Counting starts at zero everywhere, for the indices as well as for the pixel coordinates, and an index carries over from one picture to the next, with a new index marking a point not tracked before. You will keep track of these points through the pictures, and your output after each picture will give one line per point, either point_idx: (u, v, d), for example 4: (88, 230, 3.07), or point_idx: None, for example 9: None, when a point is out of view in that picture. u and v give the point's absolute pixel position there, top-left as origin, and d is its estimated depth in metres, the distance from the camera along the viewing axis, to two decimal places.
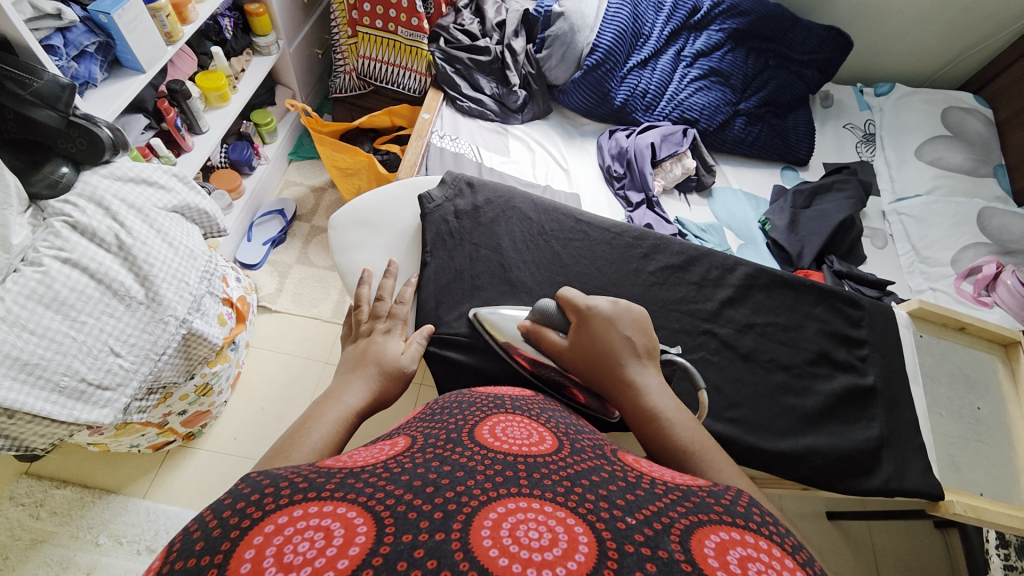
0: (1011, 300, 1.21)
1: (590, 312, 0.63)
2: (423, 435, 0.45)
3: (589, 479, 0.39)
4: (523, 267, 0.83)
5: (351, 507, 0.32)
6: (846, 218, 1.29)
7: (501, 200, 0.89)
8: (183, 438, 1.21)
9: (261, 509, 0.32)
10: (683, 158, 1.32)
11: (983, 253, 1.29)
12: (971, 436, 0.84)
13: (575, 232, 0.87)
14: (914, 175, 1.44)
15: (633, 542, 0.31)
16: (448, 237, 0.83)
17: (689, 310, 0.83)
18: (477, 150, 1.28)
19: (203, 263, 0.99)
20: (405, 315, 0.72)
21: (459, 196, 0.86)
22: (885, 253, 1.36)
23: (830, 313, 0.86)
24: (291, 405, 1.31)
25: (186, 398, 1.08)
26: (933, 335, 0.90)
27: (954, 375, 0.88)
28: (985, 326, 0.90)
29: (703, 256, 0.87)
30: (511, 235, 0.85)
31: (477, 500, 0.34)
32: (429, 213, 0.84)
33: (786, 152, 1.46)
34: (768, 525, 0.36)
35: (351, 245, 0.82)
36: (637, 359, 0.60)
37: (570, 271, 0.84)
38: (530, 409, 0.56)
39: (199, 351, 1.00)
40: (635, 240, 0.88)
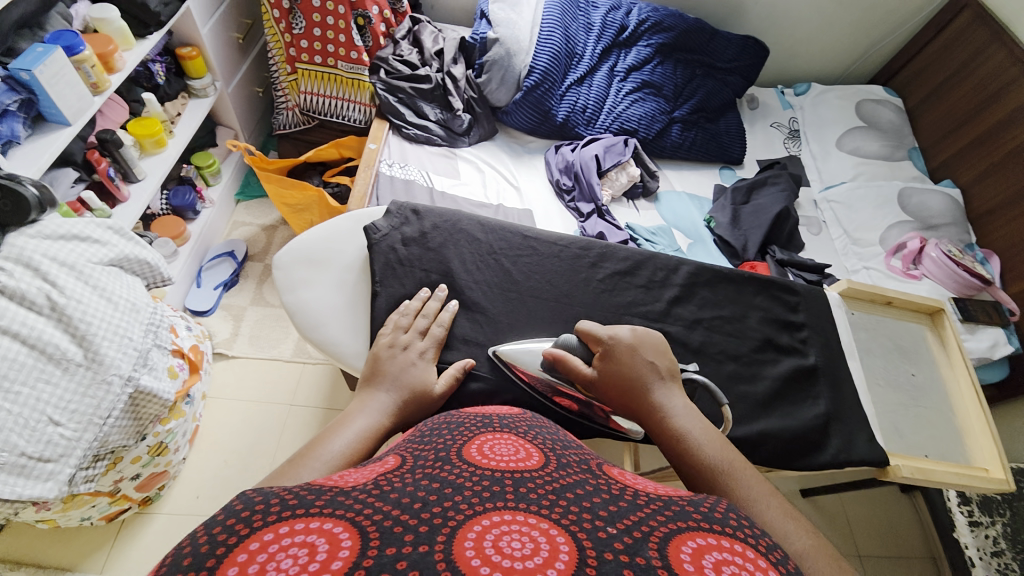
0: (936, 271, 1.31)
1: (614, 344, 0.67)
2: (412, 457, 0.45)
3: (574, 493, 0.39)
4: (475, 287, 0.83)
5: (337, 522, 0.32)
6: (782, 209, 1.39)
7: (448, 225, 0.89)
8: (139, 504, 1.12)
9: (250, 525, 0.31)
10: (626, 166, 1.38)
11: (907, 230, 1.40)
12: (911, 402, 0.89)
13: (524, 248, 0.88)
14: (837, 166, 1.56)
15: (613, 549, 0.32)
16: (397, 265, 0.83)
17: (640, 312, 0.85)
18: (427, 175, 1.28)
19: (147, 315, 0.95)
20: (438, 340, 0.74)
21: (408, 224, 0.86)
22: (821, 239, 1.46)
23: (770, 301, 0.91)
24: (259, 453, 1.26)
25: (140, 460, 1.02)
26: (864, 311, 0.96)
27: (888, 347, 0.94)
28: (911, 299, 0.96)
29: (648, 259, 0.90)
30: (460, 256, 0.86)
31: (463, 514, 0.34)
32: (375, 243, 0.83)
33: (720, 153, 1.56)
34: (744, 527, 0.38)
35: (299, 283, 0.81)
36: (661, 382, 0.65)
37: (522, 286, 0.85)
38: (519, 427, 0.56)
39: (149, 409, 0.95)
40: (584, 251, 0.89)
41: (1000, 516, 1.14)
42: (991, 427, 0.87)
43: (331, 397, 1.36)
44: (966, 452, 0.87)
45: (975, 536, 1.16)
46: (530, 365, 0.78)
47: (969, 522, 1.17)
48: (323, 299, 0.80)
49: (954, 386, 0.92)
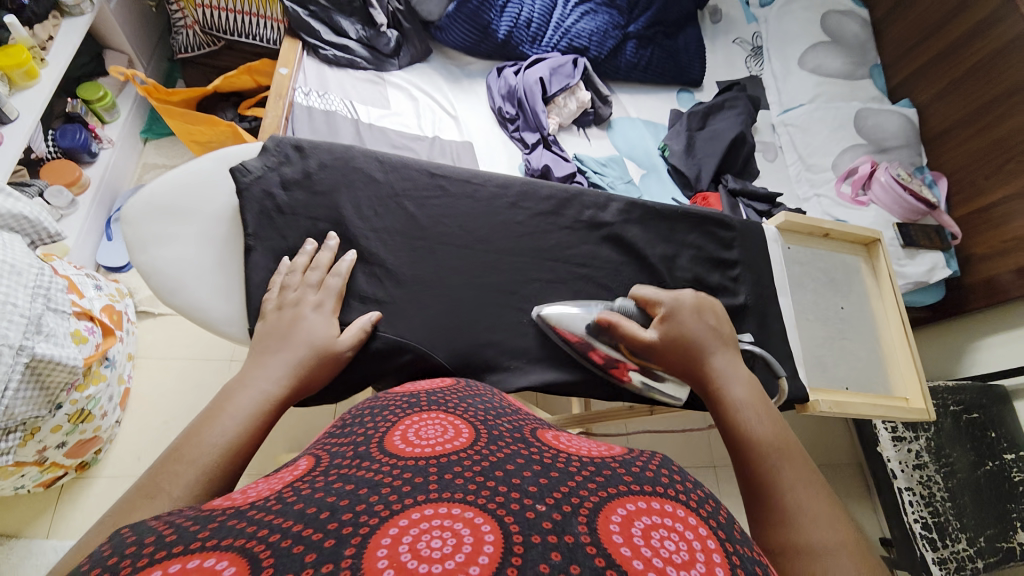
0: (884, 197, 1.30)
1: (677, 307, 0.60)
2: (328, 453, 0.40)
3: (505, 469, 0.36)
4: (373, 237, 0.63)
5: (222, 554, 0.27)
6: (737, 135, 1.33)
7: (339, 163, 0.64)
8: (76, 468, 1.08)
9: (110, 575, 0.26)
10: (576, 91, 1.26)
11: (860, 154, 1.37)
12: (836, 335, 0.79)
13: (431, 188, 0.66)
14: (798, 86, 1.48)
15: (540, 530, 0.30)
16: (277, 215, 0.61)
17: (565, 257, 0.69)
18: (352, 105, 1.13)
19: (32, 278, 0.83)
20: (337, 292, 0.59)
21: (288, 166, 0.62)
22: (776, 166, 1.43)
23: (703, 239, 0.72)
24: (200, 411, 1.22)
25: (61, 429, 0.95)
26: (799, 245, 0.81)
27: (820, 280, 0.82)
28: (853, 228, 0.79)
29: (575, 196, 0.70)
30: (354, 199, 0.64)
31: (378, 516, 0.30)
32: (244, 189, 0.60)
33: (679, 74, 1.45)
34: (676, 482, 0.38)
35: (152, 240, 0.60)
36: (718, 349, 0.58)
37: (431, 234, 0.65)
38: (450, 400, 0.52)
39: (56, 378, 0.87)
40: (501, 189, 0.69)
41: (925, 432, 1.11)
42: (915, 357, 0.80)
43: None
44: (887, 380, 0.81)
45: (897, 450, 1.10)
46: (437, 328, 0.63)
47: (892, 437, 1.11)
48: (182, 262, 0.60)
49: (883, 317, 0.83)
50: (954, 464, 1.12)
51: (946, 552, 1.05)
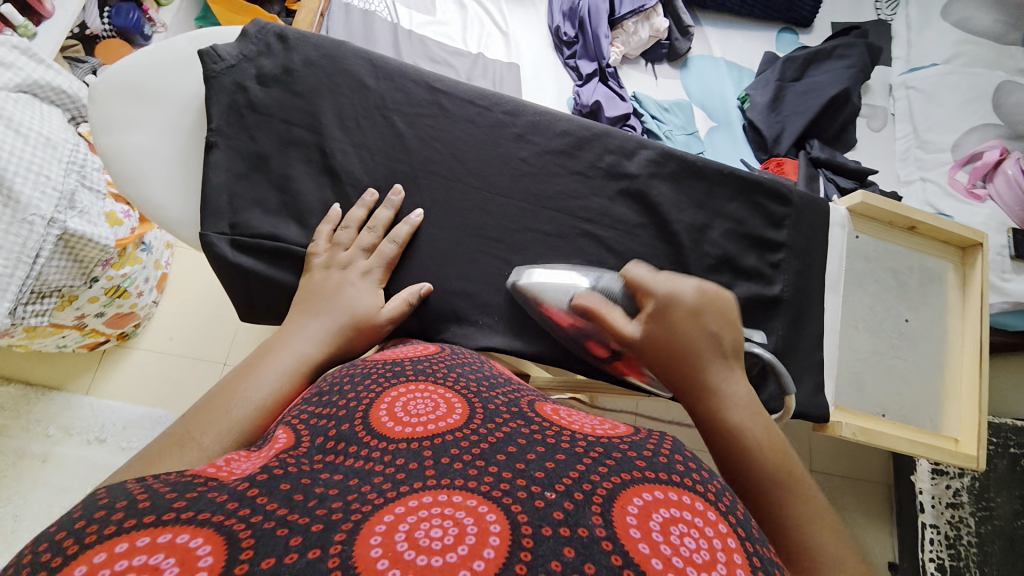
0: (1005, 192, 1.05)
1: (672, 304, 0.46)
2: (307, 429, 0.35)
3: (505, 451, 0.33)
4: (349, 155, 0.53)
5: (196, 532, 0.25)
6: (840, 91, 1.10)
7: (327, 62, 0.53)
8: (116, 338, 1.19)
9: (79, 542, 0.24)
10: (652, 16, 1.08)
11: (989, 137, 1.10)
12: (889, 353, 0.63)
13: (427, 105, 0.54)
14: (935, 40, 1.19)
15: (551, 522, 0.27)
16: (247, 111, 0.51)
17: (570, 208, 0.55)
18: (393, 8, 1.03)
19: (65, 153, 0.87)
20: (390, 261, 0.52)
21: (267, 57, 0.52)
22: (880, 138, 1.19)
23: (747, 211, 0.57)
24: (224, 307, 1.28)
25: (99, 300, 1.04)
26: (873, 237, 0.62)
27: (889, 283, 0.63)
28: (944, 224, 0.62)
29: (599, 135, 0.56)
30: (337, 107, 0.53)
31: (370, 504, 0.28)
32: (212, 77, 0.51)
33: (787, 8, 1.20)
34: (692, 470, 0.33)
35: (113, 126, 0.52)
36: (722, 361, 0.44)
37: (416, 160, 0.54)
38: (437, 370, 0.45)
39: (89, 253, 0.92)
40: (509, 117, 0.56)
41: (972, 469, 0.98)
42: (985, 400, 0.62)
43: None
44: (937, 417, 0.64)
45: (934, 484, 0.99)
46: (409, 272, 0.53)
47: (933, 470, 0.99)
48: (144, 151, 0.52)
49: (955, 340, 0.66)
50: (996, 509, 0.97)
51: None
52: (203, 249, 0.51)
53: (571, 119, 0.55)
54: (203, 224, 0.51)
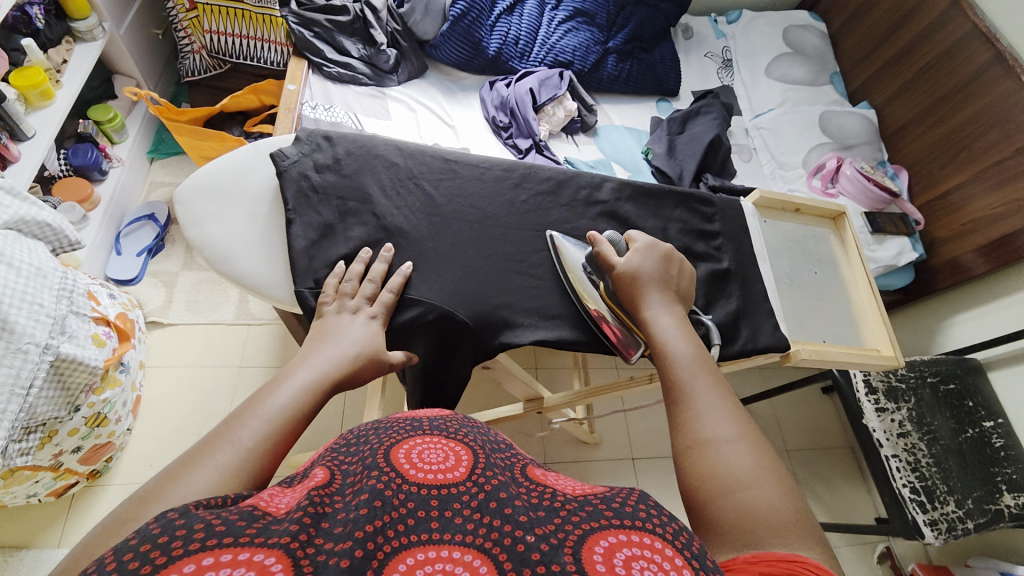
0: (850, 187, 1.41)
1: (642, 247, 0.61)
2: (341, 470, 0.40)
3: (497, 500, 0.39)
4: (397, 214, 0.63)
5: (268, 553, 0.30)
6: (714, 136, 1.42)
7: (363, 150, 0.64)
8: (87, 477, 1.09)
9: (168, 553, 0.29)
10: (563, 100, 1.36)
11: (827, 151, 1.48)
12: (811, 298, 0.80)
13: (444, 170, 0.66)
14: (766, 92, 1.61)
15: (530, 565, 0.33)
16: (313, 194, 0.61)
17: (566, 230, 0.68)
18: (356, 117, 1.20)
19: (56, 280, 0.88)
20: (390, 307, 0.57)
21: (320, 151, 0.62)
22: (751, 165, 1.53)
23: (688, 214, 0.75)
24: (210, 418, 1.23)
25: (78, 433, 0.97)
26: (775, 220, 0.83)
27: (795, 250, 0.82)
28: (816, 202, 0.84)
29: (571, 177, 0.71)
30: (378, 180, 0.63)
31: (391, 545, 0.33)
32: (283, 171, 0.60)
33: (657, 84, 1.57)
34: (655, 516, 0.38)
35: (201, 225, 0.60)
36: (671, 294, 0.59)
37: (446, 213, 0.64)
38: (451, 427, 0.49)
39: (77, 378, 0.90)
40: (506, 172, 0.69)
41: (904, 402, 1.19)
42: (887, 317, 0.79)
43: (279, 354, 1.33)
44: (857, 336, 0.80)
45: (881, 420, 1.16)
46: (464, 303, 0.61)
47: (876, 408, 1.17)
48: (234, 236, 0.60)
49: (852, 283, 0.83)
50: (936, 431, 1.18)
51: (936, 514, 1.09)
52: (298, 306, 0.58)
53: (553, 167, 0.70)
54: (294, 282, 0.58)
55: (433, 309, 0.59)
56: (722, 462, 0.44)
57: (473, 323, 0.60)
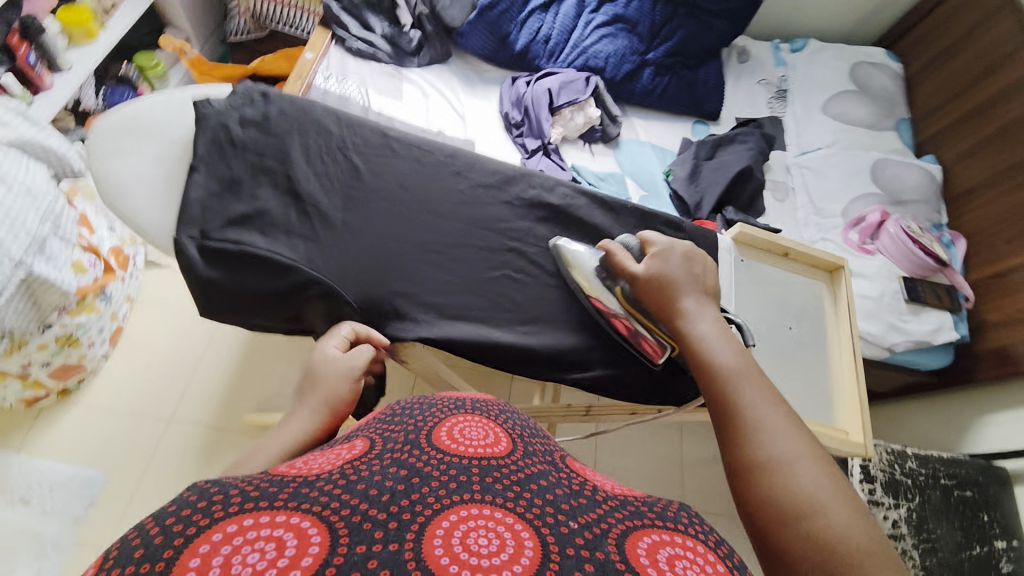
0: (892, 247, 1.24)
1: (667, 249, 0.60)
2: (380, 437, 0.41)
3: (539, 483, 0.38)
4: (312, 181, 0.59)
5: (304, 516, 0.30)
6: (744, 167, 1.31)
7: (298, 111, 0.61)
8: (58, 392, 1.15)
9: (210, 516, 0.30)
10: (585, 107, 1.30)
11: (872, 203, 1.32)
12: (778, 355, 0.72)
13: (382, 147, 0.63)
14: (816, 131, 1.46)
15: (574, 545, 0.31)
16: (227, 146, 0.58)
17: (500, 229, 0.64)
18: (365, 92, 1.19)
19: (46, 203, 0.90)
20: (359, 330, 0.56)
21: (248, 107, 0.60)
22: (785, 206, 1.39)
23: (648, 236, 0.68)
24: (179, 363, 1.25)
25: (47, 349, 1.02)
26: (756, 261, 0.75)
27: (771, 300, 0.74)
28: (810, 249, 0.75)
29: (522, 174, 0.67)
30: (303, 145, 0.60)
31: (430, 509, 0.33)
32: (203, 117, 0.58)
33: (694, 104, 1.47)
34: (694, 523, 0.37)
35: (110, 155, 0.59)
36: (699, 295, 0.57)
37: (370, 189, 0.61)
38: (491, 410, 0.49)
39: (49, 298, 0.94)
40: (449, 158, 0.65)
41: (906, 500, 1.05)
42: (862, 394, 0.70)
43: None
44: (830, 413, 0.71)
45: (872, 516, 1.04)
46: (364, 285, 0.57)
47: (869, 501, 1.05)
48: (134, 174, 0.58)
49: (834, 347, 0.75)
50: (936, 541, 1.04)
51: None
52: (174, 252, 0.55)
53: (502, 161, 0.66)
54: (177, 228, 0.55)
55: (320, 284, 0.56)
56: (792, 484, 0.40)
57: (360, 306, 0.57)
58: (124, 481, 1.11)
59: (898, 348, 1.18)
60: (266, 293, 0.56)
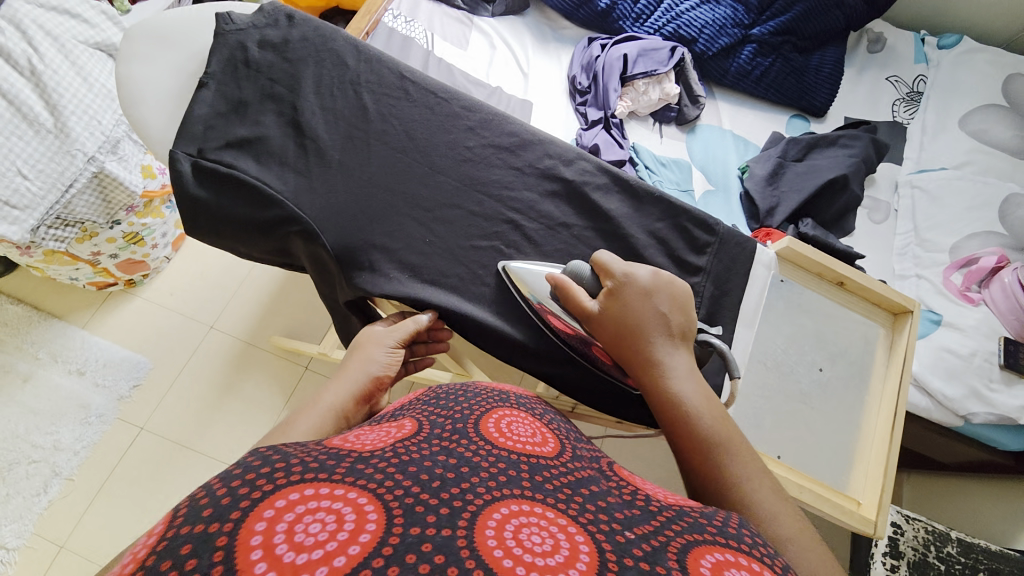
0: (1002, 301, 1.02)
1: (629, 283, 0.51)
2: (429, 421, 0.41)
3: (587, 489, 0.36)
4: (316, 115, 0.58)
5: (361, 492, 0.29)
6: (839, 176, 1.12)
7: (319, 40, 0.60)
8: (124, 283, 1.29)
9: (271, 482, 0.29)
10: (663, 81, 1.17)
11: (992, 244, 1.09)
12: (796, 396, 0.62)
13: (395, 89, 0.60)
14: (945, 147, 1.21)
15: (633, 555, 0.29)
16: (242, 66, 0.58)
17: (502, 196, 0.59)
18: (431, 37, 1.15)
19: None
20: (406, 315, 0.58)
21: (272, 27, 0.59)
22: (880, 230, 1.18)
23: (671, 233, 0.60)
24: (224, 276, 1.35)
25: (115, 242, 1.13)
26: (799, 284, 0.65)
27: (805, 331, 0.64)
28: (870, 283, 0.64)
29: (540, 141, 0.61)
30: (317, 76, 0.59)
31: (481, 499, 0.31)
32: (223, 34, 0.58)
33: (800, 95, 1.27)
34: (759, 545, 0.33)
35: (135, 61, 0.60)
36: (668, 338, 0.50)
37: (372, 130, 0.58)
38: (533, 410, 0.50)
39: (118, 198, 1.01)
40: (464, 111, 0.61)
41: None
42: (892, 464, 0.59)
43: None
44: (844, 475, 0.61)
45: None
46: (344, 231, 0.55)
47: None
48: (150, 81, 0.60)
49: (873, 399, 0.64)
50: None
51: None
52: (169, 164, 0.55)
53: (520, 123, 0.61)
54: (176, 143, 0.55)
55: (299, 222, 0.54)
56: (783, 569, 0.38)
57: (335, 252, 0.55)
58: (162, 371, 1.25)
59: (975, 420, 0.99)
60: (250, 223, 0.55)
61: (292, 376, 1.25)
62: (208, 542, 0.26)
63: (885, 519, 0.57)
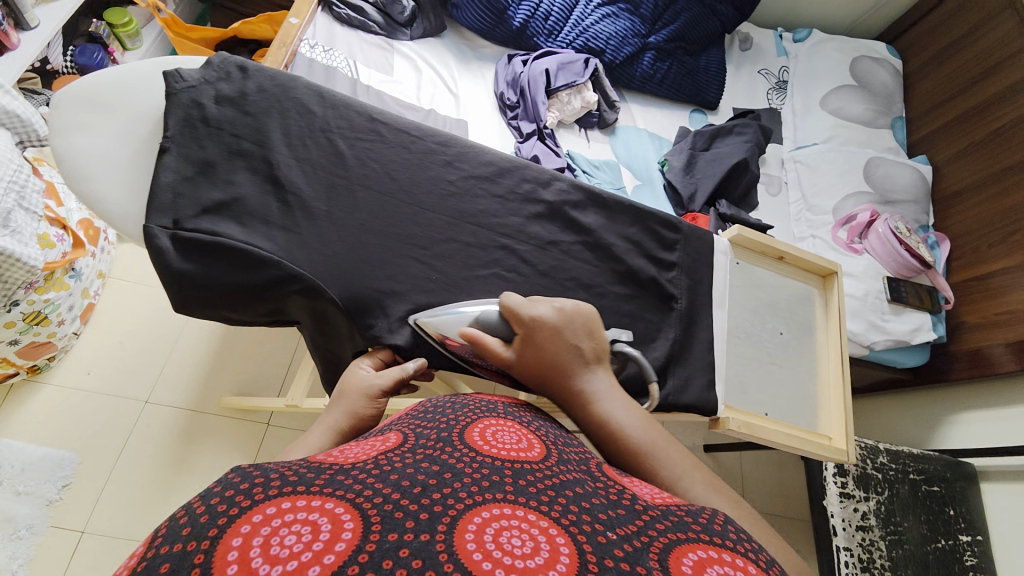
0: (879, 247, 1.25)
1: (536, 325, 0.51)
2: (414, 432, 0.38)
3: (574, 490, 0.34)
4: (294, 167, 0.56)
5: (339, 502, 0.27)
6: (740, 160, 1.28)
7: (278, 90, 0.58)
8: (27, 371, 1.10)
9: (249, 497, 0.27)
10: (582, 90, 1.26)
11: (863, 202, 1.31)
12: (765, 359, 0.72)
13: (367, 132, 0.60)
14: (815, 125, 1.44)
15: (612, 556, 0.28)
16: (200, 124, 0.55)
17: (490, 224, 0.62)
18: (354, 64, 1.13)
19: (6, 171, 0.84)
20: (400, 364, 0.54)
21: (225, 81, 0.56)
22: (777, 201, 1.38)
23: (642, 235, 0.67)
24: (156, 342, 1.22)
25: (14, 327, 0.96)
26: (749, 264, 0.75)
27: (760, 302, 0.74)
28: (804, 254, 0.76)
29: (516, 167, 0.65)
30: (285, 128, 0.57)
31: (463, 503, 0.29)
32: (173, 94, 0.55)
33: (695, 92, 1.43)
34: (742, 540, 0.32)
35: (73, 129, 0.56)
36: (585, 366, 0.51)
37: (354, 176, 0.58)
38: (523, 417, 0.47)
39: (14, 274, 0.87)
40: (440, 146, 0.63)
41: (875, 493, 1.07)
42: (847, 402, 0.72)
43: None
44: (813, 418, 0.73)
45: (843, 507, 1.04)
46: (348, 280, 0.54)
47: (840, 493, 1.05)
48: (99, 150, 0.56)
49: (822, 351, 0.77)
50: (903, 533, 1.06)
51: None
52: (144, 242, 0.51)
53: (494, 152, 0.64)
54: (148, 216, 0.52)
55: (299, 280, 0.53)
56: None
57: (343, 304, 0.54)
58: (98, 462, 1.09)
59: (876, 347, 1.19)
60: (244, 288, 0.53)
61: (255, 437, 1.16)
62: (186, 560, 0.24)
63: (853, 446, 0.71)
